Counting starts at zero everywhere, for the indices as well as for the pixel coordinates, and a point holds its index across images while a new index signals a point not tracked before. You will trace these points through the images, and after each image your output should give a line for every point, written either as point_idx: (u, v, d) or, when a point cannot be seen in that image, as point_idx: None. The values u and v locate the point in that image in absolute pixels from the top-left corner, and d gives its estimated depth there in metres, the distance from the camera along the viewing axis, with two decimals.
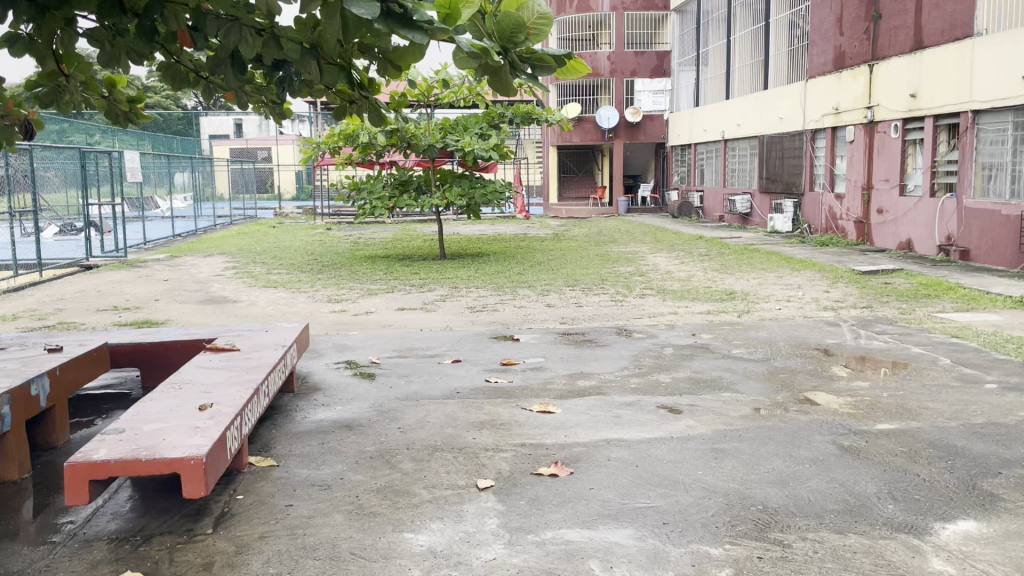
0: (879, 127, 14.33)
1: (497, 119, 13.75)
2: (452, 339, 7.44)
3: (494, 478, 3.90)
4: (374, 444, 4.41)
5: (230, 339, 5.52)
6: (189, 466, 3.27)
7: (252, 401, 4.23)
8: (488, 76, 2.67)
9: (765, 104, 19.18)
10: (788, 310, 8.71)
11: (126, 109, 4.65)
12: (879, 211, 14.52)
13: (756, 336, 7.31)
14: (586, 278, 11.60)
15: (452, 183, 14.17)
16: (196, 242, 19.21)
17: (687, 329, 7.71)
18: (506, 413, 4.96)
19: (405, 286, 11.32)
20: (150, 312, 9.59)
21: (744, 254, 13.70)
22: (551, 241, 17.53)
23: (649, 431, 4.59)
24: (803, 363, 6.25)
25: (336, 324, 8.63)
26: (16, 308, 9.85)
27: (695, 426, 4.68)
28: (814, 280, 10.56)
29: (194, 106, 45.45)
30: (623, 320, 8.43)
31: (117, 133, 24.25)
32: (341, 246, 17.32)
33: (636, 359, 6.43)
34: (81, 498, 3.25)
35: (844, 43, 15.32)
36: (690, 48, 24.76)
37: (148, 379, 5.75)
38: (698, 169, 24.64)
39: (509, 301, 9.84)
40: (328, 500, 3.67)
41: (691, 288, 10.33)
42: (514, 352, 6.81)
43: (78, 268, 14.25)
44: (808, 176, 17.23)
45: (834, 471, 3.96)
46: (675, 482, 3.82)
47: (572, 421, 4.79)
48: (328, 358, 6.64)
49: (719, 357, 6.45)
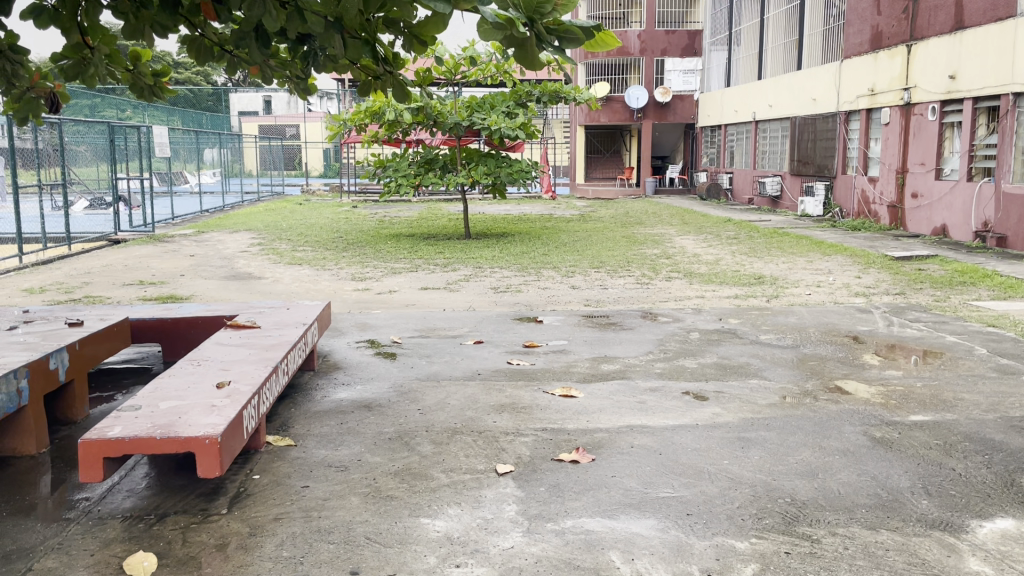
0: (915, 109, 13.96)
1: (524, 97, 13.58)
2: (475, 319, 7.35)
3: (514, 463, 3.82)
4: (393, 426, 4.34)
5: (251, 316, 5.48)
6: (204, 445, 3.25)
7: (270, 379, 4.19)
8: (515, 49, 2.59)
9: (798, 85, 18.79)
10: (818, 296, 8.54)
11: (150, 82, 4.58)
12: (913, 195, 14.16)
13: (785, 322, 7.15)
14: (612, 260, 11.46)
15: (479, 162, 14.04)
16: (225, 218, 19.30)
17: (713, 313, 7.56)
18: (528, 397, 4.87)
19: (429, 266, 11.24)
20: (176, 287, 9.61)
21: (774, 237, 13.47)
22: (576, 221, 17.38)
23: (674, 418, 4.48)
24: (834, 350, 6.09)
25: (358, 302, 8.57)
26: (43, 281, 9.91)
27: (721, 414, 4.57)
28: (845, 265, 10.35)
29: (223, 81, 45.63)
30: (649, 303, 8.31)
31: (147, 108, 24.39)
32: (367, 224, 17.29)
33: (661, 343, 6.32)
34: (95, 476, 3.23)
35: (882, 22, 14.92)
36: (722, 27, 24.30)
37: (170, 355, 5.73)
38: (727, 150, 24.26)
39: (534, 282, 9.74)
40: (344, 482, 3.61)
41: (719, 272, 10.17)
42: (538, 334, 6.72)
43: (106, 242, 14.35)
44: (841, 159, 16.87)
45: (865, 463, 3.82)
46: (700, 472, 3.70)
47: (594, 406, 4.68)
48: (350, 337, 6.58)
49: (746, 343, 6.30)
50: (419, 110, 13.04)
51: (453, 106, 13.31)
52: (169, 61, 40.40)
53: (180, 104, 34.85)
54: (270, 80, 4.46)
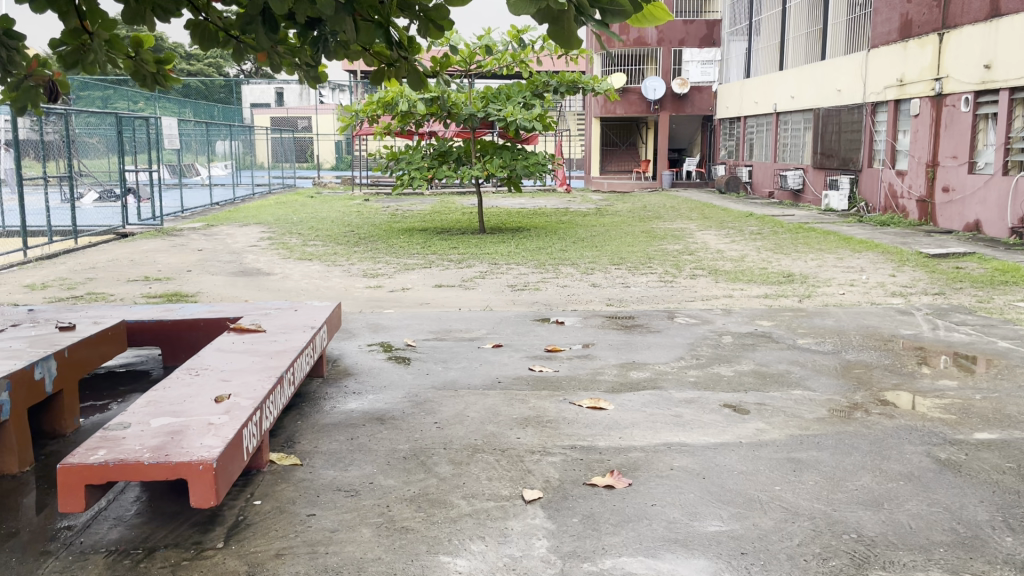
0: (947, 100, 13.47)
1: (541, 87, 13.14)
2: (493, 321, 6.97)
3: (542, 487, 3.45)
4: (408, 442, 3.97)
5: (255, 319, 5.13)
6: (198, 471, 2.90)
7: (274, 392, 3.84)
8: (548, 26, 2.36)
9: (822, 75, 18.27)
10: (852, 296, 8.13)
11: (153, 69, 4.33)
12: (944, 189, 13.66)
13: (822, 324, 6.73)
14: (633, 256, 11.05)
15: (494, 154, 13.63)
16: (234, 211, 18.99)
17: (744, 315, 7.13)
18: (553, 409, 4.49)
19: (443, 262, 10.84)
20: (182, 283, 9.27)
21: (800, 232, 13.02)
22: (593, 215, 16.95)
23: (714, 435, 4.11)
24: (878, 357, 5.67)
25: (370, 301, 8.20)
26: (46, 277, 9.60)
27: (766, 431, 4.18)
28: (877, 263, 9.91)
29: (234, 71, 45.29)
30: (675, 303, 7.92)
31: (158, 99, 24.11)
32: (379, 218, 16.92)
33: (693, 348, 5.92)
34: (77, 505, 2.90)
35: (912, 10, 14.42)
36: (741, 17, 23.79)
37: (170, 359, 5.38)
38: (747, 143, 23.74)
39: (553, 280, 9.35)
40: (354, 510, 3.25)
41: (745, 269, 9.76)
42: (561, 337, 6.33)
43: (114, 236, 14.05)
44: (867, 151, 16.37)
45: (934, 491, 3.43)
46: (751, 500, 3.32)
47: (626, 420, 4.30)
48: (361, 339, 6.23)
49: (784, 348, 5.90)
50: (433, 100, 12.68)
51: (468, 97, 12.93)
52: (181, 53, 40.13)
53: (192, 95, 34.58)
54: (279, 67, 4.49)
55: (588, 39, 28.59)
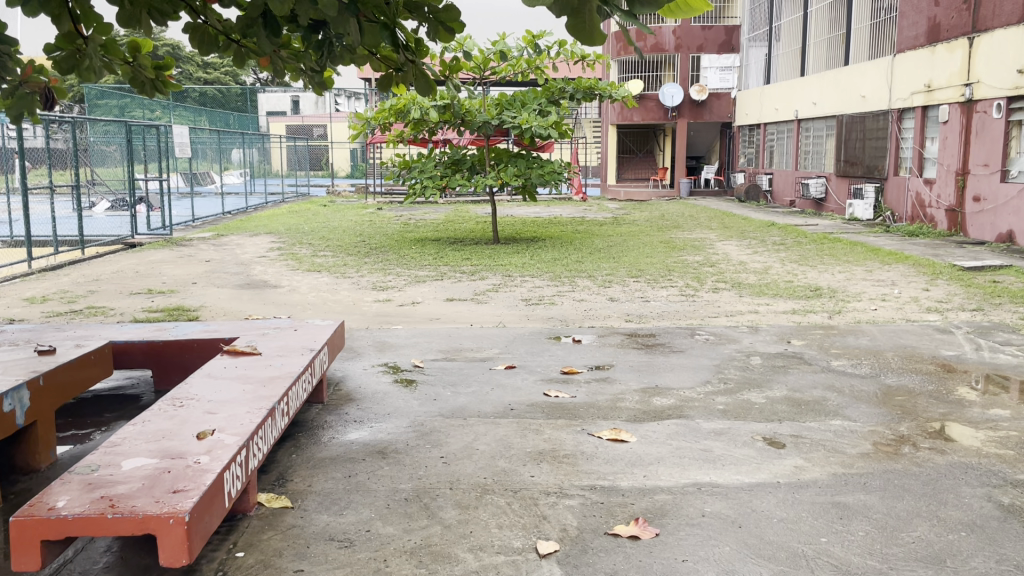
0: (978, 107, 13.01)
1: (557, 94, 12.77)
2: (507, 338, 6.61)
3: (559, 538, 3.08)
4: (410, 481, 3.61)
5: (251, 340, 4.80)
6: (168, 526, 2.56)
7: (264, 426, 3.49)
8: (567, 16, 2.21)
9: (845, 81, 17.81)
10: (885, 312, 7.72)
11: (151, 76, 4.35)
12: (976, 198, 13.17)
13: (856, 344, 6.31)
14: (651, 268, 10.66)
15: (508, 162, 13.27)
16: (246, 220, 18.72)
17: (773, 333, 6.73)
18: (570, 441, 4.12)
19: (456, 274, 10.49)
20: (186, 297, 8.97)
21: (825, 243, 12.58)
22: (610, 225, 16.57)
23: (749, 474, 3.72)
24: (921, 382, 5.26)
25: (377, 316, 7.86)
26: (48, 290, 9.34)
27: (806, 468, 3.79)
28: (908, 276, 9.48)
29: (250, 80, 45.24)
30: (697, 319, 7.54)
31: (172, 108, 23.98)
32: (391, 227, 16.60)
33: (719, 370, 5.53)
34: (32, 563, 2.57)
35: (940, 14, 13.99)
36: (761, 22, 23.36)
37: (162, 382, 5.06)
38: (767, 150, 23.28)
39: (569, 294, 8.98)
40: (347, 565, 2.89)
41: (770, 283, 9.35)
42: (578, 357, 5.96)
43: (122, 246, 13.81)
44: (893, 159, 15.91)
45: (1002, 545, 3.04)
46: (796, 556, 2.94)
47: (651, 456, 3.93)
48: (366, 360, 5.88)
49: (818, 371, 5.50)
50: (446, 107, 12.34)
51: (482, 104, 12.59)
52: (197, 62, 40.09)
53: (208, 103, 34.53)
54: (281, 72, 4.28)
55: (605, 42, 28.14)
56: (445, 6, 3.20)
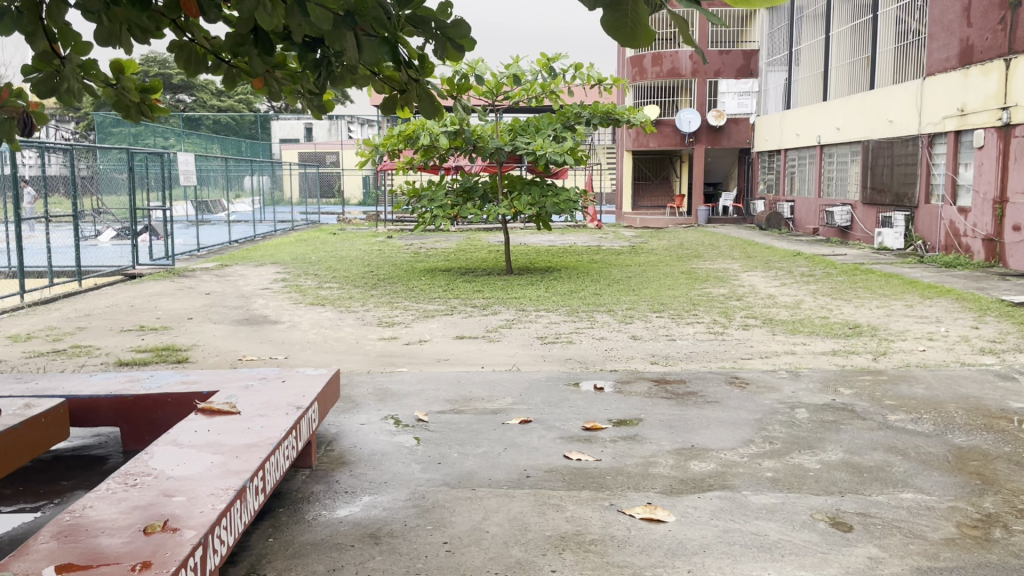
0: (1016, 131, 12.36)
1: (572, 119, 12.19)
2: (523, 385, 6.00)
3: None
4: None
5: (231, 396, 4.21)
6: None
7: (229, 511, 2.88)
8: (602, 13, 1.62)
9: (871, 104, 17.21)
10: (935, 353, 7.06)
11: (137, 100, 3.76)
12: (1015, 227, 12.51)
13: (912, 393, 5.64)
14: (674, 302, 10.05)
15: (521, 191, 12.69)
16: (252, 250, 18.24)
17: (816, 379, 6.06)
18: (597, 522, 3.48)
19: (467, 308, 9.92)
20: (178, 334, 8.42)
21: (856, 274, 11.93)
22: (628, 254, 16.02)
23: (814, 569, 3.08)
24: (995, 443, 4.59)
25: (381, 357, 7.27)
26: (35, 327, 8.81)
27: (882, 560, 3.15)
28: (954, 312, 8.81)
29: (264, 107, 45.14)
30: (730, 361, 6.90)
31: (182, 136, 23.64)
32: (401, 257, 16.06)
33: (763, 426, 4.88)
34: None
35: (973, 35, 13.42)
36: (780, 47, 22.87)
37: (131, 443, 4.48)
38: (788, 176, 22.69)
39: (587, 331, 8.36)
40: None
41: (803, 319, 8.71)
42: (601, 409, 5.33)
43: (121, 278, 13.30)
44: (924, 186, 15.29)
45: None
46: None
47: (694, 542, 3.29)
48: (365, 412, 5.28)
49: (876, 428, 4.84)
50: (457, 133, 11.81)
51: (495, 130, 12.09)
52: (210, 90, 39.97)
53: (221, 131, 34.32)
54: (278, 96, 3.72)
55: (621, 67, 27.71)
56: (453, 20, 2.64)
